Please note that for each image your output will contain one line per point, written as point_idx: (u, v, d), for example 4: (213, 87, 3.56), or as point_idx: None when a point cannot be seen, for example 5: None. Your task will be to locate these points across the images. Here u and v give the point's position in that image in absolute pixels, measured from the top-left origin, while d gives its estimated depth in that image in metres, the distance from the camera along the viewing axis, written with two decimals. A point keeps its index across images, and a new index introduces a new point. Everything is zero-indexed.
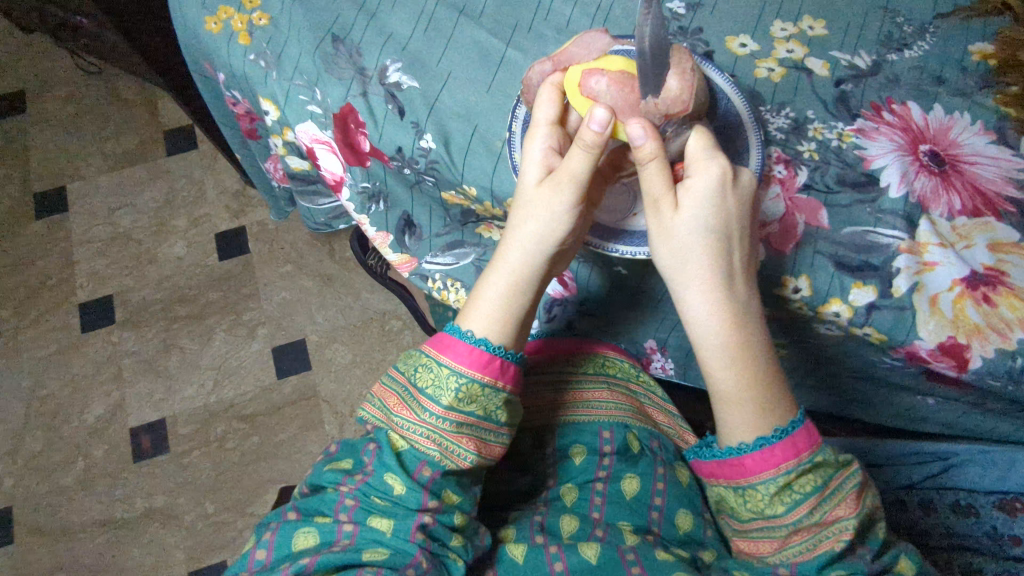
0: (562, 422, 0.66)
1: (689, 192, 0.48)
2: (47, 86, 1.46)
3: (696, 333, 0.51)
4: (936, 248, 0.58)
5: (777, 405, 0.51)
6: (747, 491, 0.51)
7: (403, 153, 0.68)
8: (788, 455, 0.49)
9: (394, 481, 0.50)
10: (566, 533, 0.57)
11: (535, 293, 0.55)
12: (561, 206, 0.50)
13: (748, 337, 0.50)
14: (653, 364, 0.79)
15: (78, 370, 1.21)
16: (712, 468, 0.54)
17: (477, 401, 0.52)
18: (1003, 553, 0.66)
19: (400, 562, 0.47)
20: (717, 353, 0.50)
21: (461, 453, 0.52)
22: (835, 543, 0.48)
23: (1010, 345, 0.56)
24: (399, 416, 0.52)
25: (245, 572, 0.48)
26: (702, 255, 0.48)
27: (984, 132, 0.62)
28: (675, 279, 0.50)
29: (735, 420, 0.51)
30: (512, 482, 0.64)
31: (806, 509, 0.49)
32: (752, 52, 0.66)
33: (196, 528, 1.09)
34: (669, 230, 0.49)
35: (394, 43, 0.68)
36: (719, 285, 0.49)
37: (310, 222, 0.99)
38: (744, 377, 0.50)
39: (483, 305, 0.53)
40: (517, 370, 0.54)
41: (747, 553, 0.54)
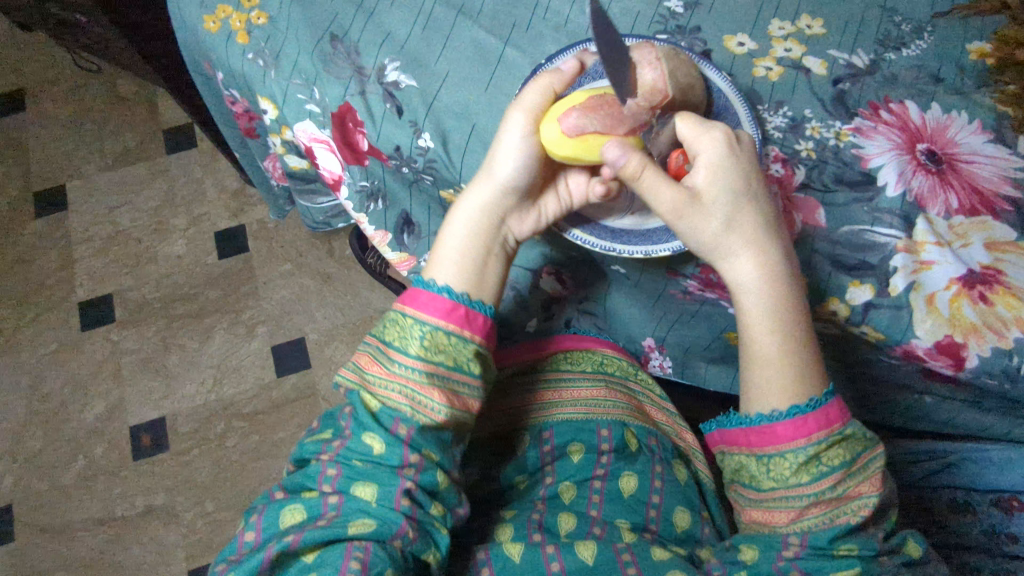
0: (546, 415, 0.66)
1: (699, 164, 0.50)
2: (46, 85, 1.46)
3: (745, 303, 0.52)
4: (933, 247, 0.58)
5: (812, 375, 0.52)
6: (773, 459, 0.52)
7: (402, 151, 0.68)
8: (821, 425, 0.50)
9: (372, 440, 0.50)
10: (563, 532, 0.57)
11: (495, 247, 0.57)
12: (513, 150, 0.54)
13: (784, 300, 0.52)
14: (651, 363, 0.78)
15: (77, 368, 1.21)
16: (739, 435, 0.54)
17: (446, 351, 0.52)
18: (1000, 550, 0.66)
19: (388, 532, 0.47)
20: (765, 322, 0.52)
21: (432, 406, 0.51)
22: (854, 517, 0.50)
23: (1006, 344, 0.57)
24: (370, 373, 0.54)
25: (235, 553, 0.49)
26: (745, 220, 0.51)
27: (982, 131, 0.62)
28: (715, 250, 0.52)
29: (774, 388, 0.52)
30: (501, 475, 0.64)
31: (831, 481, 0.50)
32: (750, 51, 0.66)
33: (195, 527, 1.10)
34: (707, 210, 0.50)
35: (392, 42, 0.68)
36: (755, 245, 0.52)
37: (309, 220, 0.99)
38: (787, 343, 0.52)
39: (445, 253, 0.56)
40: (485, 322, 0.55)
41: (755, 522, 0.54)
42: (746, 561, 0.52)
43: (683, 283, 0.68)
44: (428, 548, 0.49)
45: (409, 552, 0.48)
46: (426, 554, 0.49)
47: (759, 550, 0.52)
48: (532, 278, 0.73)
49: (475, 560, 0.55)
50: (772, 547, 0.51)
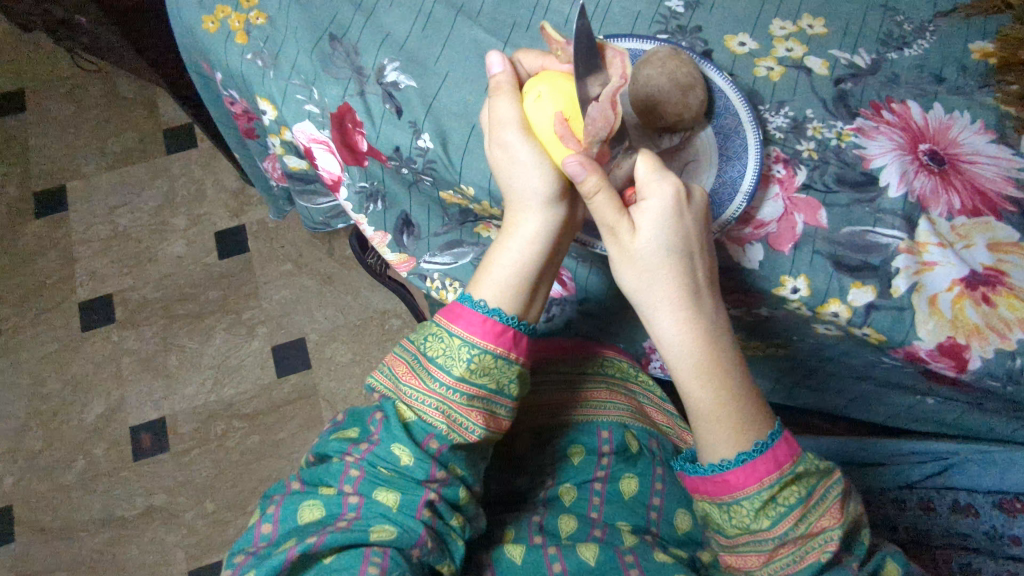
0: (575, 419, 0.66)
1: (643, 213, 0.47)
2: (47, 84, 1.46)
3: (667, 352, 0.50)
4: (935, 248, 0.58)
5: (755, 420, 0.50)
6: (731, 508, 0.50)
7: (401, 152, 0.68)
8: (771, 468, 0.49)
9: (401, 451, 0.50)
10: (564, 534, 0.57)
11: (551, 260, 0.54)
12: (529, 157, 0.50)
13: (716, 352, 0.49)
14: (651, 363, 0.79)
15: (78, 368, 1.21)
16: (696, 483, 0.52)
17: (490, 373, 0.51)
18: (1001, 552, 0.65)
19: (408, 541, 0.47)
20: (689, 374, 0.50)
21: (469, 426, 0.51)
22: (821, 554, 0.49)
23: (1010, 346, 0.56)
24: (408, 385, 0.52)
25: (250, 545, 0.48)
26: (669, 270, 0.48)
27: (984, 131, 0.62)
28: (641, 301, 0.50)
29: (713, 436, 0.50)
30: (509, 482, 0.64)
31: (792, 522, 0.49)
32: (751, 51, 0.66)
33: (196, 527, 1.09)
34: (632, 255, 0.48)
35: (391, 43, 0.68)
36: (685, 299, 0.49)
37: (308, 221, 0.99)
38: (723, 394, 0.49)
39: (497, 273, 0.52)
40: (529, 343, 0.53)
41: (730, 566, 0.53)
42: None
43: None
44: (445, 561, 0.49)
45: (425, 563, 0.47)
46: (440, 566, 0.48)
47: None
48: None
49: (483, 562, 0.55)
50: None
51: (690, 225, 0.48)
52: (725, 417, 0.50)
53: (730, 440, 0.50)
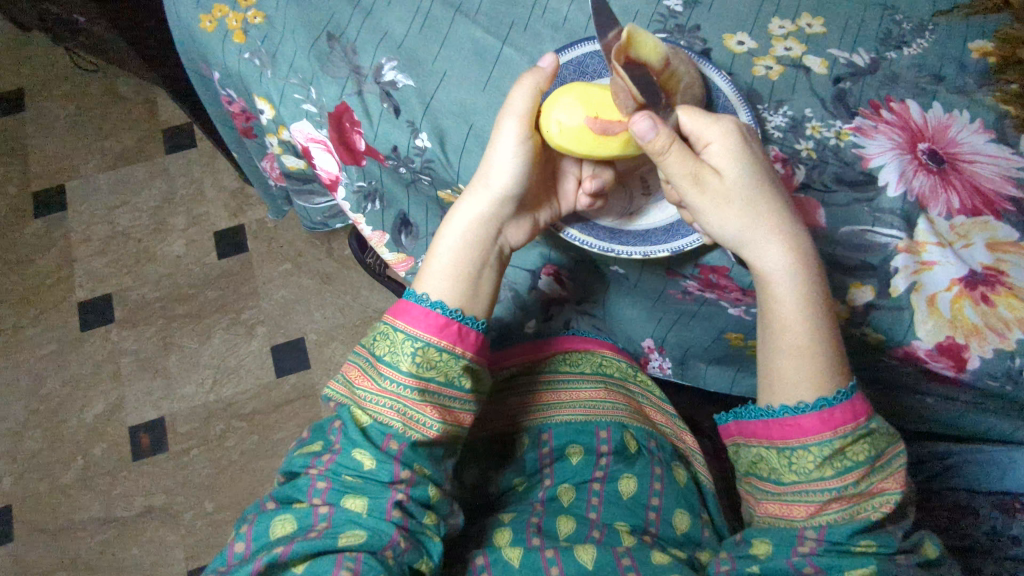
0: (543, 415, 0.66)
1: (716, 151, 0.50)
2: (46, 84, 1.45)
3: (777, 292, 0.51)
4: (934, 247, 0.57)
5: (832, 368, 0.51)
6: (797, 452, 0.51)
7: (399, 151, 0.68)
8: (848, 418, 0.49)
9: (362, 455, 0.50)
10: (562, 535, 0.57)
11: (487, 259, 0.56)
12: (509, 155, 0.53)
13: (811, 287, 0.51)
14: (651, 364, 0.77)
15: (77, 368, 1.21)
16: (763, 427, 0.53)
17: (436, 366, 0.52)
18: (1002, 553, 0.64)
19: (378, 544, 0.47)
20: (794, 310, 0.50)
21: (425, 422, 0.51)
22: (874, 513, 0.50)
23: (1009, 345, 0.57)
24: (361, 388, 0.53)
25: (224, 564, 0.48)
26: (762, 202, 0.50)
27: (983, 131, 0.62)
28: (736, 238, 0.51)
29: (803, 381, 0.51)
30: (495, 478, 0.64)
31: (855, 476, 0.49)
32: (750, 50, 0.66)
33: (195, 527, 1.09)
34: (727, 191, 0.50)
35: (389, 42, 0.67)
36: (779, 232, 0.51)
37: (307, 220, 0.99)
38: (819, 329, 0.51)
39: (437, 266, 0.54)
40: (477, 338, 0.54)
41: (773, 516, 0.54)
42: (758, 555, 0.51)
43: (681, 283, 0.68)
44: (422, 558, 0.48)
45: (401, 564, 0.47)
46: (418, 564, 0.48)
47: (772, 544, 0.51)
48: (531, 279, 0.73)
49: (470, 562, 0.55)
50: (786, 541, 0.51)
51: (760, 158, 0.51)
52: (818, 358, 0.50)
53: (811, 387, 0.50)
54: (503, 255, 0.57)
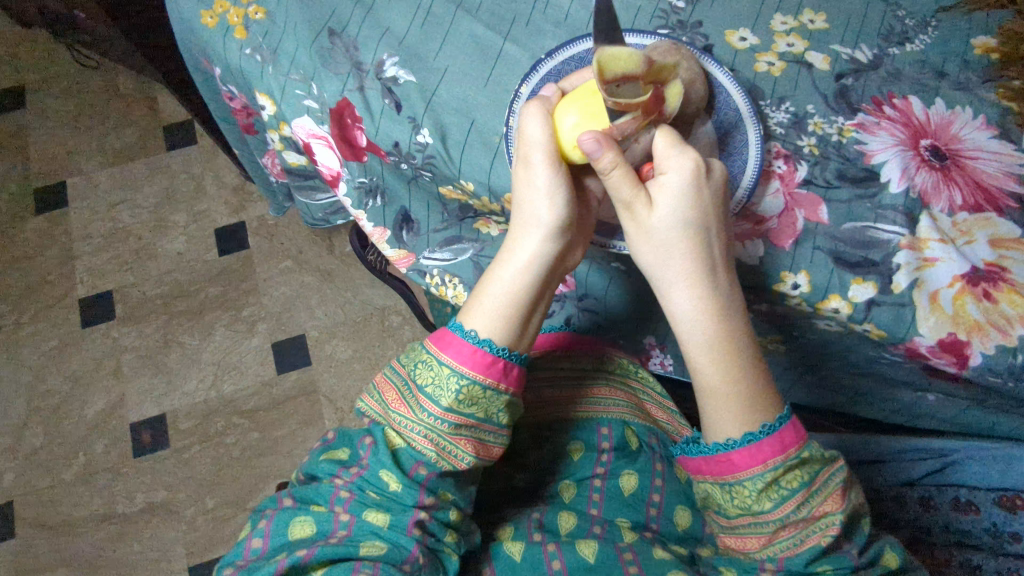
0: (578, 428, 0.65)
1: (662, 188, 0.47)
2: (47, 81, 1.45)
3: (678, 325, 0.51)
4: (937, 244, 0.57)
5: (763, 401, 0.50)
6: (733, 488, 0.50)
7: (401, 147, 0.68)
8: (775, 450, 0.49)
9: (389, 478, 0.49)
10: (563, 531, 0.57)
11: (541, 295, 0.53)
12: (546, 185, 0.50)
13: (725, 327, 0.50)
14: (652, 360, 0.78)
15: (78, 365, 1.21)
16: (700, 464, 0.52)
17: (478, 404, 0.50)
18: (1002, 549, 0.66)
19: (397, 558, 0.48)
20: (700, 349, 0.50)
21: (459, 454, 0.51)
22: (823, 538, 0.48)
23: (1010, 342, 0.56)
24: (397, 412, 0.52)
25: (241, 558, 0.49)
26: (683, 246, 0.48)
27: (985, 127, 0.62)
28: (655, 273, 0.50)
29: (720, 414, 0.50)
30: (507, 479, 0.64)
31: (794, 504, 0.48)
32: (752, 46, 0.66)
33: (196, 524, 1.09)
34: (647, 229, 0.48)
35: (390, 37, 0.67)
36: (695, 274, 0.49)
37: (307, 217, 0.99)
38: (734, 369, 0.50)
39: (487, 303, 0.51)
40: (521, 372, 0.52)
41: (731, 548, 0.54)
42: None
43: None
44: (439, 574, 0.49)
45: None
46: None
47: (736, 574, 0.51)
48: None
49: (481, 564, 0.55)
50: (748, 573, 0.50)
51: (707, 200, 0.48)
52: (727, 399, 0.50)
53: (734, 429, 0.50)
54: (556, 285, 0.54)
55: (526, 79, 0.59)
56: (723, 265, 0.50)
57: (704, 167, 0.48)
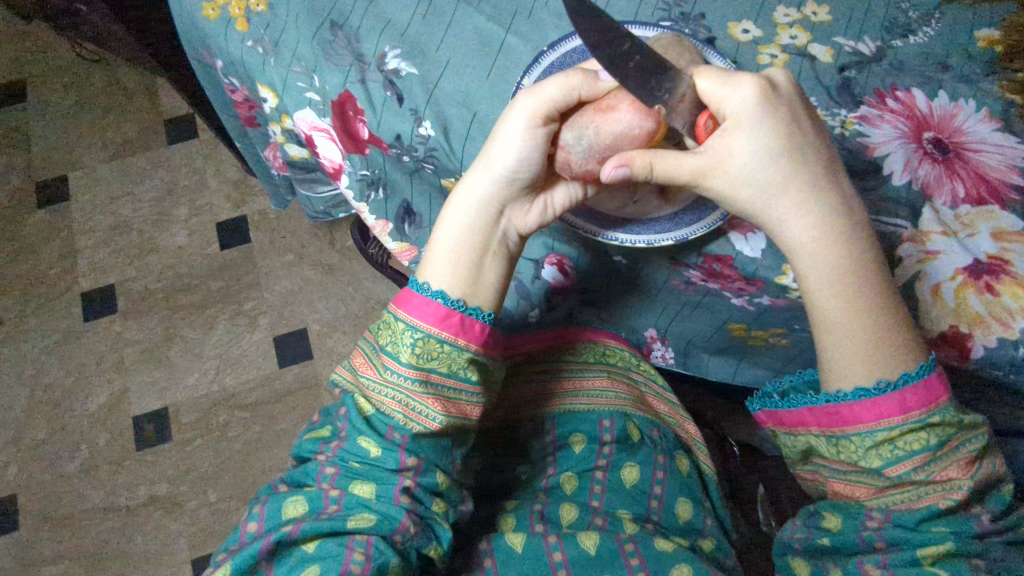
0: (553, 406, 0.67)
1: (739, 124, 0.48)
2: (47, 75, 1.45)
3: (802, 260, 0.51)
4: (938, 236, 0.58)
5: (846, 366, 0.51)
6: (841, 441, 0.53)
7: (403, 139, 0.68)
8: (894, 410, 0.50)
9: (367, 443, 0.51)
10: (565, 522, 0.57)
11: (491, 246, 0.55)
12: (517, 141, 0.51)
13: (857, 251, 0.50)
14: (654, 353, 0.78)
15: (80, 358, 1.21)
16: (805, 416, 0.55)
17: (438, 358, 0.52)
18: None
19: (389, 528, 0.48)
20: (825, 281, 0.50)
21: (429, 414, 0.51)
22: (942, 500, 0.49)
23: (1012, 335, 0.56)
24: (366, 377, 0.54)
25: (236, 543, 0.49)
26: (785, 175, 0.49)
27: (989, 120, 0.61)
28: (761, 212, 0.50)
29: (842, 369, 0.51)
30: (509, 469, 0.64)
31: (910, 466, 0.49)
32: (754, 38, 0.65)
33: (198, 516, 1.10)
34: (737, 177, 0.49)
35: (392, 30, 0.67)
36: (801, 196, 0.50)
37: (309, 209, 0.99)
38: (858, 302, 0.50)
39: (438, 252, 0.54)
40: (484, 327, 0.53)
41: (838, 493, 0.55)
42: (830, 528, 0.53)
43: (686, 273, 0.65)
44: (432, 544, 0.50)
45: (410, 548, 0.48)
46: (427, 549, 0.49)
47: (839, 521, 0.53)
48: (535, 268, 0.72)
49: (478, 550, 0.56)
50: (852, 518, 0.53)
51: (787, 115, 0.48)
52: (843, 332, 0.51)
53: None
54: (509, 241, 0.56)
55: (529, 72, 0.58)
56: (828, 182, 0.50)
57: (765, 82, 0.48)
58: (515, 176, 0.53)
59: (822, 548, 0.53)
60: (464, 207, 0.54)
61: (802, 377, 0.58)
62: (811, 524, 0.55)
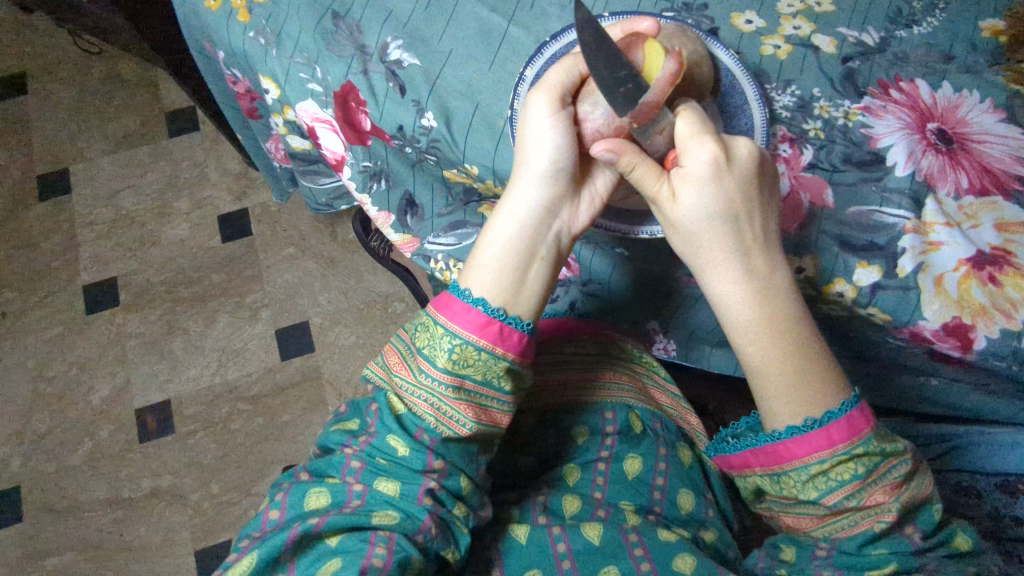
0: (562, 403, 0.66)
1: (685, 179, 0.48)
2: (48, 68, 1.45)
3: (722, 312, 0.51)
4: (942, 227, 0.58)
5: (775, 397, 0.51)
6: (781, 478, 0.52)
7: (405, 131, 0.68)
8: (822, 444, 0.49)
9: (396, 442, 0.51)
10: (568, 514, 0.57)
11: (539, 249, 0.53)
12: (545, 134, 0.51)
13: (775, 303, 0.50)
14: (655, 346, 0.76)
15: (82, 351, 1.21)
16: (748, 457, 0.54)
17: (473, 365, 0.51)
18: (1005, 534, 0.61)
19: (411, 528, 0.48)
20: (742, 329, 0.50)
21: (460, 419, 0.52)
22: (875, 524, 0.49)
23: (1015, 326, 0.56)
24: (400, 376, 0.54)
25: (257, 529, 0.49)
26: (710, 237, 0.49)
27: (993, 110, 0.61)
28: (688, 258, 0.51)
29: (768, 401, 0.51)
30: (510, 462, 0.64)
31: (842, 495, 0.49)
32: (758, 29, 0.65)
33: (202, 508, 1.10)
34: (674, 222, 0.49)
35: (394, 21, 0.67)
36: (722, 254, 0.49)
37: (312, 202, 0.98)
38: (777, 343, 0.50)
39: (483, 261, 0.53)
40: (523, 337, 0.52)
41: (791, 527, 0.55)
42: (787, 560, 0.53)
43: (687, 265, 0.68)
44: (449, 547, 0.50)
45: (429, 549, 0.48)
46: (445, 552, 0.49)
47: (794, 556, 0.53)
48: None
49: (487, 541, 0.56)
50: (805, 551, 0.52)
51: (731, 191, 0.48)
52: (790, 356, 0.50)
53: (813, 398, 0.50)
54: (558, 245, 0.54)
55: (531, 62, 0.58)
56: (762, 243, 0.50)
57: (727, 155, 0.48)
58: (553, 172, 0.52)
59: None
60: (510, 212, 0.53)
61: (756, 417, 0.56)
62: (770, 560, 0.54)
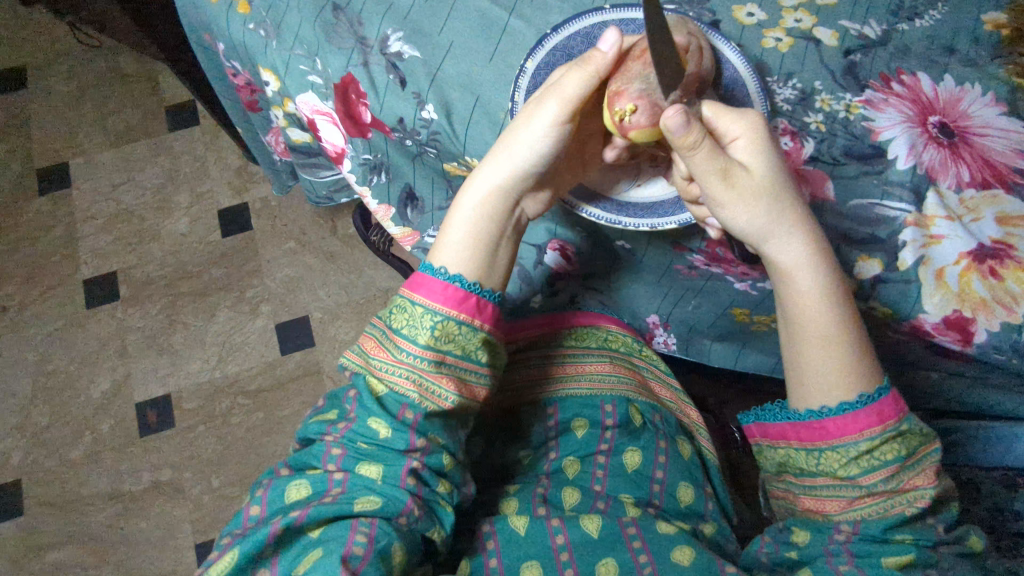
0: (554, 390, 0.66)
1: (738, 146, 0.48)
2: (48, 62, 1.45)
3: (798, 288, 0.50)
4: (943, 220, 0.58)
5: (843, 380, 0.50)
6: (824, 453, 0.52)
7: (405, 123, 0.68)
8: (873, 420, 0.49)
9: (377, 425, 0.51)
10: (568, 506, 0.57)
11: (503, 229, 0.55)
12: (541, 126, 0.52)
13: (827, 273, 0.50)
14: (655, 340, 0.77)
15: (82, 345, 1.21)
16: (787, 429, 0.54)
17: (454, 340, 0.52)
18: (1007, 529, 0.59)
19: (393, 510, 0.48)
20: (817, 306, 0.49)
21: (443, 394, 0.52)
22: (908, 508, 0.49)
23: (1016, 319, 0.56)
24: (378, 359, 0.53)
25: (240, 526, 0.49)
26: (792, 201, 0.48)
27: (995, 104, 0.61)
28: (761, 237, 0.49)
29: (830, 385, 0.50)
30: (509, 454, 0.64)
31: (885, 474, 0.50)
32: (759, 22, 0.65)
33: (202, 502, 1.10)
34: (731, 189, 0.48)
35: (394, 13, 0.66)
36: (793, 221, 0.49)
37: (312, 195, 0.98)
38: (840, 324, 0.49)
39: (454, 235, 0.54)
40: (494, 309, 0.54)
41: (809, 510, 0.54)
42: (798, 543, 0.52)
43: (688, 257, 0.67)
44: (435, 526, 0.50)
45: (413, 531, 0.48)
46: (430, 532, 0.49)
47: (808, 535, 0.52)
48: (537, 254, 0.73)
49: (482, 532, 0.55)
50: (822, 532, 0.52)
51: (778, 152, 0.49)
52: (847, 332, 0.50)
53: (828, 386, 0.51)
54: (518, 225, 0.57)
55: (531, 55, 0.58)
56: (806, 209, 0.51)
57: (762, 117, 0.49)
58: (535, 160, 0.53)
59: (790, 561, 0.51)
60: (483, 188, 0.54)
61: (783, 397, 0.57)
62: (781, 537, 0.53)
